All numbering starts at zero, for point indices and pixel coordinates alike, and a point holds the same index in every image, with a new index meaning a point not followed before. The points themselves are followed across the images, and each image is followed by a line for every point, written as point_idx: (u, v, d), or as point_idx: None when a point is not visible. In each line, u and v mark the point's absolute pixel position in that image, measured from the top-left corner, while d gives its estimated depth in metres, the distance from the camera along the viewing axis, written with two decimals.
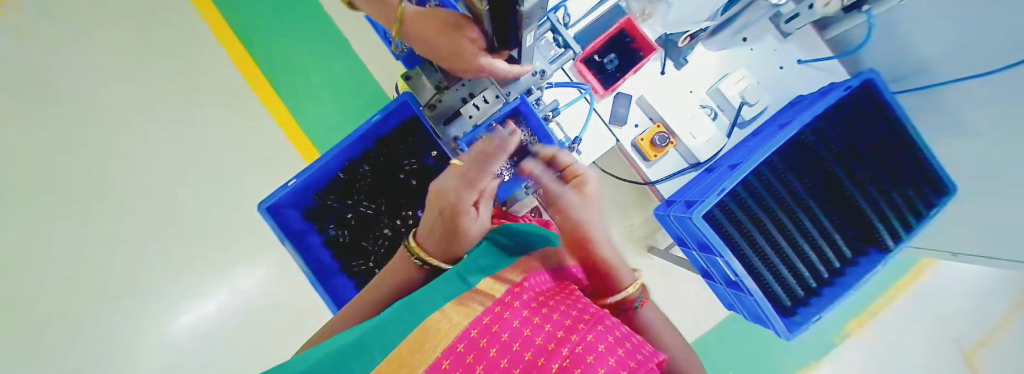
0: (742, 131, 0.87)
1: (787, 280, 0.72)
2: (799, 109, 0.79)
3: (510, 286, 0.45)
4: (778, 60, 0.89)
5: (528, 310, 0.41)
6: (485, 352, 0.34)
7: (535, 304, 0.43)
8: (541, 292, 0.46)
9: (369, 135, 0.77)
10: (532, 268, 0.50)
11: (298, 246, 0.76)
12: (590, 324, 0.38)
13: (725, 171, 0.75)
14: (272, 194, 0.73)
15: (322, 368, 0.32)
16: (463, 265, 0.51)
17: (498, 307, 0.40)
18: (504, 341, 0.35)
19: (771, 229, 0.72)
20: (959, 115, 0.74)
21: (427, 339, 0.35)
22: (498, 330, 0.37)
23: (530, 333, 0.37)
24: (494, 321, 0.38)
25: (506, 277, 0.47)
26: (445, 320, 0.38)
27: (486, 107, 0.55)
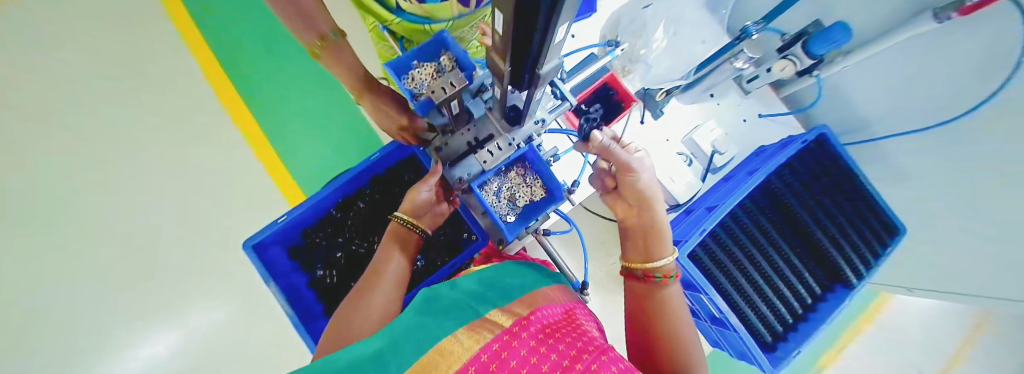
0: (715, 176, 0.95)
1: (766, 316, 0.77)
2: (764, 158, 0.89)
3: (517, 319, 0.46)
4: (741, 113, 1.01)
5: (535, 340, 0.41)
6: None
7: (543, 333, 0.44)
8: (548, 323, 0.47)
9: (365, 173, 0.78)
10: (540, 303, 0.52)
11: (282, 287, 0.72)
12: (594, 354, 0.39)
13: (703, 213, 0.83)
14: (259, 232, 0.70)
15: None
16: (472, 297, 0.53)
17: (506, 336, 0.41)
18: (513, 367, 0.36)
19: (747, 267, 0.77)
20: (903, 164, 0.86)
21: (440, 359, 0.37)
22: (507, 357, 0.37)
23: (539, 361, 0.37)
24: (504, 348, 0.39)
25: (514, 310, 0.49)
26: (456, 342, 0.40)
27: (499, 153, 0.60)
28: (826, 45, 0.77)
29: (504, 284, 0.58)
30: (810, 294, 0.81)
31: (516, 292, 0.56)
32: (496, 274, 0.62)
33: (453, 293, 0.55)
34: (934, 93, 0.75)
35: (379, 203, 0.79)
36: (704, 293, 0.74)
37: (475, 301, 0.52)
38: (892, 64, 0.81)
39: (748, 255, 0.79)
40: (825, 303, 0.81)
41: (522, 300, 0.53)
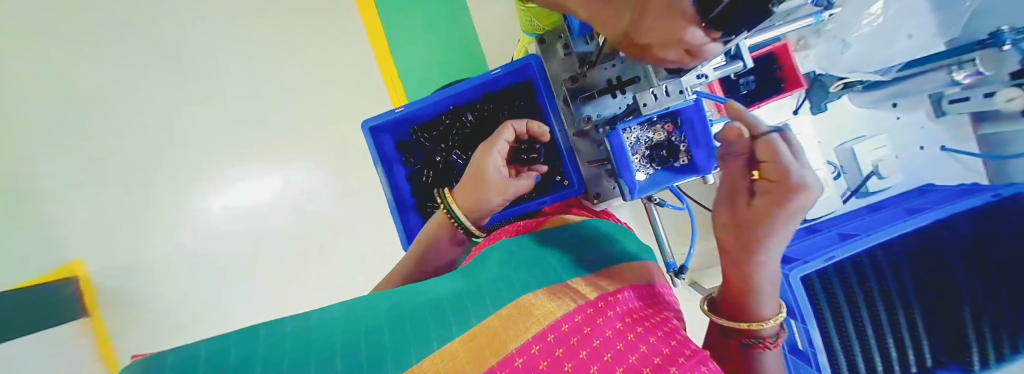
0: (859, 201, 0.83)
1: (861, 369, 0.68)
2: (933, 200, 0.73)
3: (604, 293, 0.41)
4: (920, 139, 0.81)
5: (622, 323, 0.36)
6: (576, 352, 0.31)
7: (631, 316, 0.37)
8: (635, 308, 0.40)
9: (479, 88, 0.76)
10: (627, 282, 0.45)
11: (386, 172, 0.79)
12: (692, 361, 0.30)
13: (832, 240, 0.73)
14: (377, 116, 0.74)
15: (403, 321, 0.33)
16: (556, 260, 0.50)
17: (591, 309, 0.37)
18: (594, 348, 0.32)
19: (863, 314, 0.67)
20: None
21: (518, 318, 0.35)
22: (590, 333, 0.33)
23: (625, 349, 0.32)
24: (587, 322, 0.35)
25: (598, 283, 0.44)
26: (537, 304, 0.38)
27: (665, 100, 0.47)
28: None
29: (590, 252, 0.54)
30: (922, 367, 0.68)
31: (598, 265, 0.50)
32: (578, 239, 0.57)
33: (532, 246, 0.53)
34: None
35: (487, 121, 0.78)
36: (800, 321, 0.68)
37: (558, 263, 0.49)
38: None
39: (867, 302, 0.68)
40: None
41: (613, 274, 0.47)
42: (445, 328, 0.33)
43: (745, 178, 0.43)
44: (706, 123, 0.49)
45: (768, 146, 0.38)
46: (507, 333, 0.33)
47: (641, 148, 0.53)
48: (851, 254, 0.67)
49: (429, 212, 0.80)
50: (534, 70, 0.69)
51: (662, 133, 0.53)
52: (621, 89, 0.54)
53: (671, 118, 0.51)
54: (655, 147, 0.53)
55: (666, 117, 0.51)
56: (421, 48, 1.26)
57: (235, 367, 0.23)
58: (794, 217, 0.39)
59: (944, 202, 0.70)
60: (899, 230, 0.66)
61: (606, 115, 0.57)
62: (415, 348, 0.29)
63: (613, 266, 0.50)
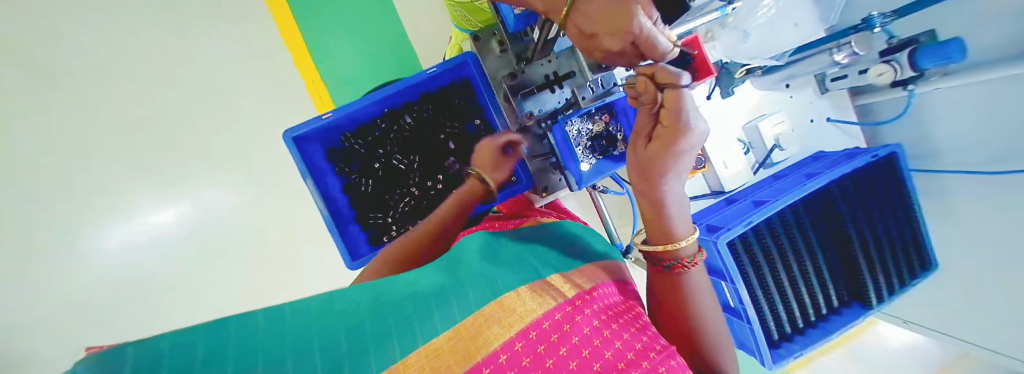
0: (766, 171, 0.94)
1: (780, 317, 0.78)
2: (826, 164, 0.84)
3: (580, 289, 0.40)
4: (810, 113, 0.94)
5: (600, 320, 0.36)
6: (556, 349, 0.32)
7: (607, 313, 0.38)
8: (611, 303, 0.40)
9: (415, 88, 0.72)
10: (600, 279, 0.44)
11: (318, 185, 0.72)
12: (662, 356, 0.33)
13: (749, 206, 0.82)
14: (301, 124, 0.67)
15: (385, 317, 0.31)
16: (536, 255, 0.48)
17: (569, 307, 0.37)
18: (574, 344, 0.32)
19: (779, 268, 0.77)
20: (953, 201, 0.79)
21: (503, 315, 0.34)
22: (570, 331, 0.33)
23: (603, 344, 0.33)
24: (567, 319, 0.35)
25: (575, 278, 0.43)
26: (518, 300, 0.36)
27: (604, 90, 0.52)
28: (937, 58, 0.64)
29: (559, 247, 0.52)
30: (826, 305, 0.81)
31: (572, 261, 0.48)
32: (546, 236, 0.55)
33: (507, 244, 0.50)
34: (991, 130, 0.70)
35: (427, 123, 0.75)
36: (730, 282, 0.75)
37: (539, 258, 0.47)
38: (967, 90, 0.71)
39: (783, 255, 0.77)
40: (840, 316, 0.81)
41: (586, 271, 0.45)
42: (430, 324, 0.31)
43: (646, 123, 0.43)
44: None
45: (671, 89, 0.38)
46: (490, 331, 0.32)
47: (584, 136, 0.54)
48: (767, 216, 0.76)
49: (372, 222, 0.75)
50: (472, 68, 0.68)
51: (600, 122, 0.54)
52: (557, 85, 0.55)
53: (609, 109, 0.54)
54: (597, 135, 0.55)
55: (603, 108, 0.53)
56: (354, 72, 1.32)
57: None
58: (686, 151, 0.42)
59: (836, 164, 0.81)
60: (803, 191, 0.75)
61: (548, 109, 0.57)
62: (398, 344, 0.28)
63: (589, 264, 0.49)
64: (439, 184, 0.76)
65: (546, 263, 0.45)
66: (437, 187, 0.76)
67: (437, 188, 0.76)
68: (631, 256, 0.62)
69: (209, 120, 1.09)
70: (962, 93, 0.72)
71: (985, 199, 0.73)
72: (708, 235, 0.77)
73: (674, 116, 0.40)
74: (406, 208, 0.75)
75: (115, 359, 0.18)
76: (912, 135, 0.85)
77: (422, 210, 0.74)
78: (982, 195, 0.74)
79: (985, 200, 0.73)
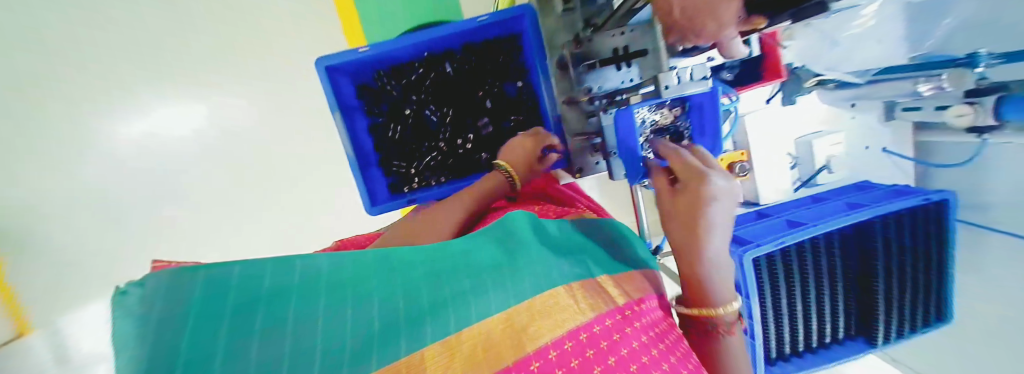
0: (806, 191, 0.89)
1: (783, 337, 0.78)
2: (874, 197, 0.79)
3: (630, 300, 0.38)
4: (867, 139, 0.87)
5: (648, 336, 0.34)
6: (605, 357, 0.30)
7: (653, 329, 0.36)
8: (655, 318, 0.38)
9: (461, 36, 0.66)
10: (644, 289, 0.42)
11: (345, 122, 0.68)
12: None
13: (782, 225, 0.79)
14: (336, 54, 0.62)
15: (435, 291, 0.30)
16: (586, 251, 0.46)
17: (619, 316, 0.35)
18: (623, 357, 0.30)
19: (797, 291, 0.75)
20: (991, 259, 0.76)
21: (552, 311, 0.32)
22: (619, 342, 0.32)
23: (650, 362, 0.31)
24: (616, 329, 0.33)
25: (624, 285, 0.41)
26: (567, 299, 0.34)
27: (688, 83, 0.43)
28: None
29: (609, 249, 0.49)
30: (830, 334, 0.80)
31: (619, 264, 0.46)
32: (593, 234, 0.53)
33: (558, 233, 0.48)
34: None
35: (466, 76, 0.70)
36: (744, 297, 0.74)
37: (590, 254, 0.45)
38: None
39: (803, 281, 0.75)
40: (842, 347, 0.81)
41: (633, 278, 0.43)
42: (478, 307, 0.30)
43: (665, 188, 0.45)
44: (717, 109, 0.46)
45: (675, 151, 0.45)
46: (539, 326, 0.30)
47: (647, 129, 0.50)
48: (801, 239, 0.72)
49: (395, 170, 0.73)
50: (527, 23, 0.61)
51: (669, 116, 0.49)
52: (625, 63, 0.49)
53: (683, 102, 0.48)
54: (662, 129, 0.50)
55: (677, 102, 0.47)
56: None
57: (258, 323, 0.23)
58: (718, 208, 0.40)
59: (885, 200, 0.76)
60: (843, 222, 0.71)
61: (608, 87, 0.51)
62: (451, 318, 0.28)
63: (639, 270, 0.46)
64: (469, 144, 0.72)
65: (595, 261, 0.43)
66: (466, 147, 0.72)
67: (466, 147, 0.73)
68: (656, 257, 0.60)
69: (232, 27, 1.02)
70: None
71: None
72: (733, 247, 0.75)
73: (695, 172, 0.42)
74: (431, 163, 0.73)
75: (191, 276, 0.21)
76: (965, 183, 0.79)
77: (448, 167, 0.72)
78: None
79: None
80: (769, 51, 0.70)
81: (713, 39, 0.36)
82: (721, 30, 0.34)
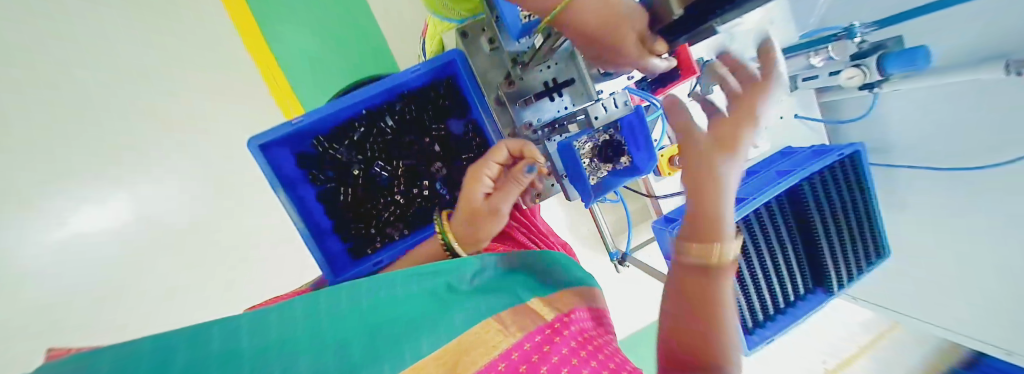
0: (740, 167, 0.99)
1: (754, 305, 0.84)
2: (798, 161, 0.89)
3: (558, 313, 0.43)
4: (779, 110, 0.98)
5: (579, 346, 0.38)
6: (537, 366, 0.35)
7: (584, 336, 0.41)
8: (586, 326, 0.43)
9: (397, 88, 0.65)
10: (570, 302, 0.47)
11: (291, 197, 0.65)
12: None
13: (730, 203, 0.85)
14: (268, 130, 0.60)
15: (357, 340, 0.37)
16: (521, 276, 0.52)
17: (548, 330, 0.40)
18: (553, 363, 0.35)
19: (753, 261, 0.82)
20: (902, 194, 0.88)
21: (470, 347, 0.37)
22: (549, 351, 0.37)
23: (579, 363, 0.36)
24: (545, 341, 0.38)
25: (555, 302, 0.46)
26: (504, 331, 0.39)
27: (615, 112, 0.48)
28: (904, 66, 0.65)
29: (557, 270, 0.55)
30: (793, 293, 0.88)
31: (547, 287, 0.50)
32: (548, 257, 0.58)
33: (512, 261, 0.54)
34: (939, 134, 0.76)
35: (410, 126, 0.70)
36: None
37: (526, 282, 0.50)
38: (927, 92, 0.76)
39: (758, 251, 0.83)
40: (804, 302, 0.88)
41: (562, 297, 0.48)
42: (397, 357, 0.34)
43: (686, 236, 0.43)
44: (647, 126, 0.47)
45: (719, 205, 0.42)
46: (467, 359, 0.35)
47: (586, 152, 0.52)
48: (746, 213, 0.79)
49: (354, 232, 0.70)
50: (459, 67, 0.62)
51: (605, 136, 0.51)
52: (556, 92, 0.52)
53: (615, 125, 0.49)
54: (602, 149, 0.52)
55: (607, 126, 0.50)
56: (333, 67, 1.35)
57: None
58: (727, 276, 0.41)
59: (807, 162, 0.86)
60: (775, 190, 0.80)
61: (544, 119, 0.53)
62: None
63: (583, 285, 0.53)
64: (427, 190, 0.71)
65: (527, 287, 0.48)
66: (423, 194, 0.71)
67: (422, 196, 0.71)
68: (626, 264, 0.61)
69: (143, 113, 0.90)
70: (923, 94, 0.77)
71: (930, 192, 0.82)
72: None
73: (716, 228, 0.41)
74: (391, 217, 0.71)
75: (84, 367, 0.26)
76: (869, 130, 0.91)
77: (410, 217, 0.71)
78: (929, 188, 0.82)
79: (936, 191, 0.81)
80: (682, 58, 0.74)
81: (626, 66, 0.40)
82: (632, 57, 0.38)
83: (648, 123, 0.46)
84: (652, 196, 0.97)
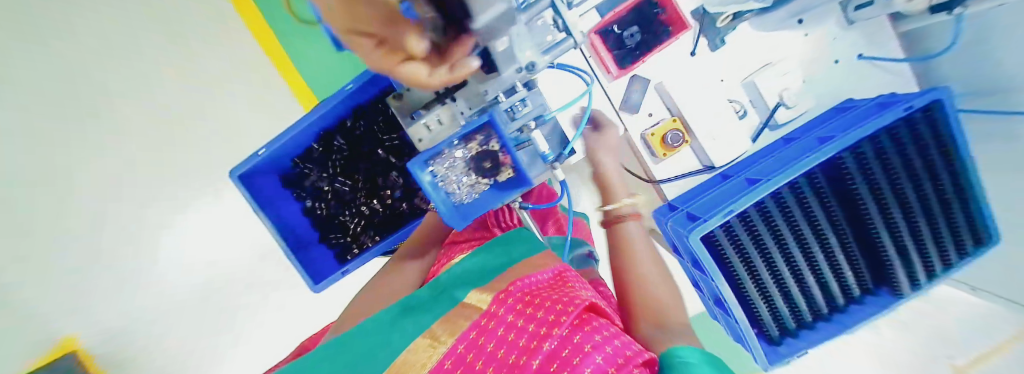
0: (773, 134, 0.78)
1: (781, 312, 0.68)
2: (848, 121, 0.66)
3: (498, 293, 0.47)
4: (833, 52, 0.74)
5: (512, 315, 0.42)
6: (471, 365, 0.37)
7: (526, 302, 0.43)
8: (536, 286, 0.47)
9: (341, 107, 0.67)
10: (524, 274, 0.50)
11: (277, 217, 0.73)
12: (574, 326, 0.38)
13: (743, 185, 0.69)
14: (245, 161, 0.67)
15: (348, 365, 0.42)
16: (472, 270, 0.56)
17: (484, 320, 0.42)
18: (490, 352, 0.38)
19: (775, 260, 0.65)
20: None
21: (411, 367, 0.39)
22: (484, 343, 0.39)
23: (515, 336, 0.39)
24: (479, 334, 0.40)
25: (496, 287, 0.49)
26: (430, 336, 0.42)
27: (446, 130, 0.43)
28: None
29: (493, 263, 0.57)
30: (844, 295, 0.68)
31: (495, 272, 0.54)
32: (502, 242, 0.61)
33: (458, 267, 0.57)
34: None
35: (361, 140, 0.72)
36: (711, 279, 0.66)
37: (484, 272, 0.55)
38: None
39: (783, 247, 0.65)
40: (861, 305, 0.69)
41: (512, 272, 0.52)
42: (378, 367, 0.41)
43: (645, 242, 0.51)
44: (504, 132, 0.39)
45: None
46: (429, 353, 0.40)
47: (461, 168, 0.45)
48: (758, 200, 0.63)
49: (335, 242, 0.78)
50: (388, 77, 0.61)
51: (475, 148, 0.43)
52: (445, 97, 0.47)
53: (481, 129, 0.40)
54: (479, 161, 0.44)
55: (477, 131, 0.40)
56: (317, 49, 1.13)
57: None
58: None
59: (859, 122, 0.63)
60: (800, 169, 0.61)
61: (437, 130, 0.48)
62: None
63: (535, 257, 0.55)
64: (388, 200, 0.74)
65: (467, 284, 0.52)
66: (385, 203, 0.74)
67: (385, 205, 0.75)
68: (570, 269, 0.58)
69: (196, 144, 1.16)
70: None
71: None
72: (683, 226, 0.67)
73: None
74: (361, 226, 0.76)
75: None
76: (982, 64, 0.61)
77: (377, 225, 0.75)
78: None
79: None
80: (664, 9, 0.70)
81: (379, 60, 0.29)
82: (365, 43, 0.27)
83: (498, 124, 0.39)
84: (651, 182, 0.83)
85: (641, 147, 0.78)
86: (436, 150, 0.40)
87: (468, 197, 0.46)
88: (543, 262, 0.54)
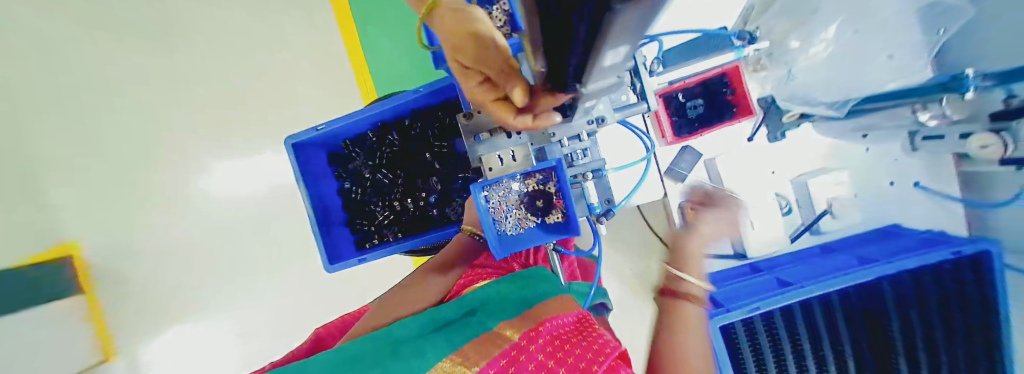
0: (810, 238, 0.76)
1: None
2: (897, 248, 0.63)
3: (526, 329, 0.47)
4: (891, 174, 0.72)
5: (543, 355, 0.43)
6: None
7: (554, 344, 0.44)
8: (560, 331, 0.47)
9: (405, 106, 0.71)
10: (546, 313, 0.50)
11: (313, 189, 0.76)
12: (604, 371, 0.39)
13: (773, 285, 0.67)
14: (302, 132, 0.71)
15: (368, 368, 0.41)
16: (492, 301, 0.55)
17: (514, 350, 0.43)
18: None
19: (787, 367, 0.63)
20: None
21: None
22: None
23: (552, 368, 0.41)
24: (508, 365, 0.41)
25: (519, 323, 0.49)
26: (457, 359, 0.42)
27: (510, 165, 0.45)
28: None
29: (515, 295, 0.56)
30: None
31: (518, 306, 0.53)
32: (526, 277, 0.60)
33: (481, 294, 0.58)
34: None
35: (413, 140, 0.75)
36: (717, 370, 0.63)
37: (506, 303, 0.54)
38: None
39: (799, 358, 0.63)
40: None
41: (536, 312, 0.51)
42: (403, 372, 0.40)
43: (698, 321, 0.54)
44: (568, 181, 0.41)
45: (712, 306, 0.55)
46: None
47: (513, 200, 0.48)
48: (786, 305, 0.61)
49: (358, 227, 0.80)
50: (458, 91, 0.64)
51: (533, 187, 0.47)
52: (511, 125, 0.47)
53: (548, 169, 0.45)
54: (532, 198, 0.48)
55: (540, 169, 0.44)
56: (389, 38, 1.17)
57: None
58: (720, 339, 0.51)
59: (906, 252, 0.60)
60: (833, 285, 0.59)
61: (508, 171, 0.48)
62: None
63: (558, 297, 0.54)
64: (421, 202, 0.76)
65: (491, 314, 0.52)
66: (417, 205, 0.76)
67: (416, 206, 0.77)
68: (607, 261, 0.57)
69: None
70: None
71: None
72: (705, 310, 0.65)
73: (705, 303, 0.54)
74: (387, 219, 0.78)
75: None
76: None
77: (403, 223, 0.77)
78: None
79: None
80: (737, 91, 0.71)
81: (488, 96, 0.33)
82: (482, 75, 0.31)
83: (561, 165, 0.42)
84: None
85: (678, 217, 0.78)
86: (492, 182, 0.44)
87: (512, 228, 0.49)
88: (566, 303, 0.53)
